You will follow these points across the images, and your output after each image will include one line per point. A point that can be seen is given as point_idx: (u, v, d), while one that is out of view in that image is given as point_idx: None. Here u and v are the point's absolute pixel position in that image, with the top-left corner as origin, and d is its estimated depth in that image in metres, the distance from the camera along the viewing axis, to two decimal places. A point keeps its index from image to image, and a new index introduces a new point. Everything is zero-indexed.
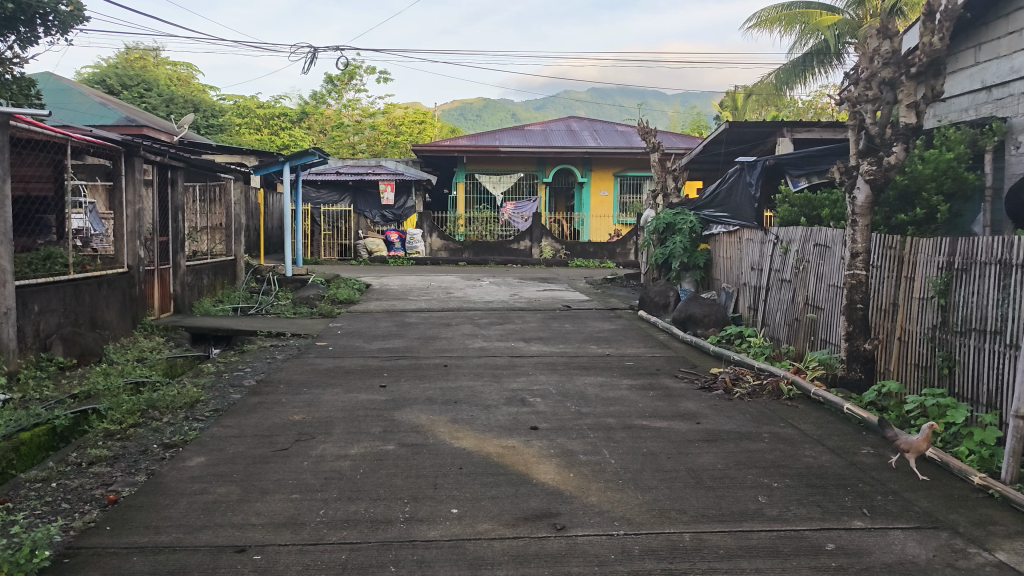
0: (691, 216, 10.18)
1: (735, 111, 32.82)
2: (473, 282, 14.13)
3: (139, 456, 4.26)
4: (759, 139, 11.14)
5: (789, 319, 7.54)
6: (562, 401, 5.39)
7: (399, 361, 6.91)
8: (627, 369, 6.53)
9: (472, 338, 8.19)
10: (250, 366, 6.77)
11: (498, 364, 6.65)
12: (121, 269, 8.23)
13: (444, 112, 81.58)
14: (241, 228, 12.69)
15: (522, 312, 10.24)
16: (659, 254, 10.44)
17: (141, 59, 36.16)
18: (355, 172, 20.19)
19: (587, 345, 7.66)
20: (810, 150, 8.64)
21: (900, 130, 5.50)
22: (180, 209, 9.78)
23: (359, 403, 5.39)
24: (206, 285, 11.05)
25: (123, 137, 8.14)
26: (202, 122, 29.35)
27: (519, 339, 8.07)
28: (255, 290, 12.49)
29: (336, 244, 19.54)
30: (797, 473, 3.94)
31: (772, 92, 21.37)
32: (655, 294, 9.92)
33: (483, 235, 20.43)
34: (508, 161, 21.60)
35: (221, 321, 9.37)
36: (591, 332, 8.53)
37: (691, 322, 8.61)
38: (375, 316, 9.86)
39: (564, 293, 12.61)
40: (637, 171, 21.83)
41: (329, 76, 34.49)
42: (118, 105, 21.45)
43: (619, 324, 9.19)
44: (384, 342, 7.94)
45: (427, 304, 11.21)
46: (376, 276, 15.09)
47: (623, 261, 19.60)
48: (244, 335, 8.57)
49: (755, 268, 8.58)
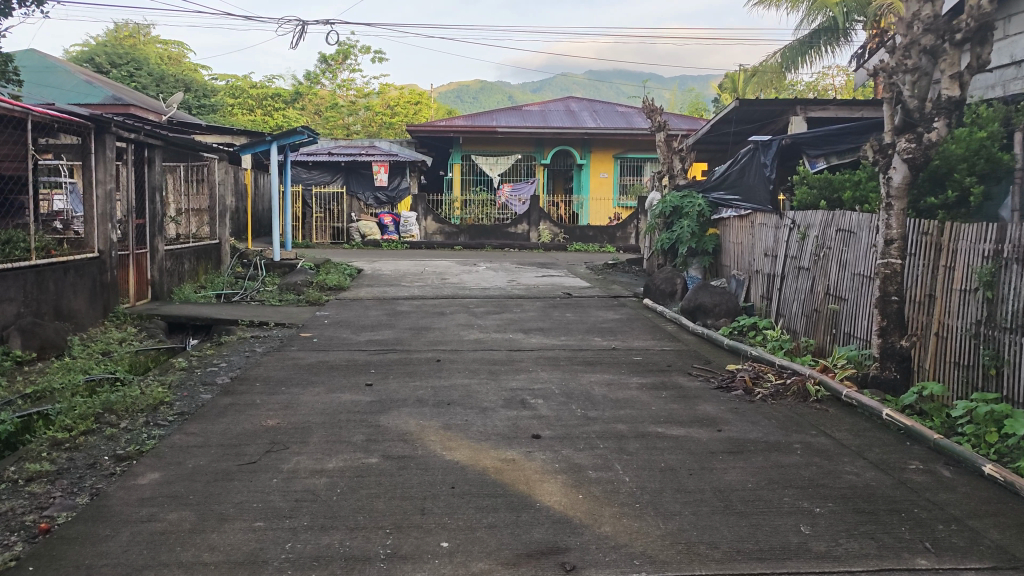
0: (699, 199, 9.64)
1: (735, 93, 32.20)
2: (469, 268, 13.57)
3: (85, 472, 3.73)
4: (769, 118, 10.57)
5: (807, 310, 7.02)
6: (567, 403, 4.86)
7: (388, 355, 6.37)
8: (635, 364, 6.00)
9: (468, 329, 7.65)
10: (227, 360, 6.22)
11: (496, 360, 6.12)
12: (90, 254, 7.66)
13: (440, 92, 80.65)
14: (225, 210, 12.10)
15: (521, 300, 9.70)
16: (665, 239, 9.88)
17: (130, 36, 35.32)
18: (348, 153, 19.46)
19: (590, 338, 7.13)
20: (828, 129, 8.05)
21: (942, 103, 5.03)
22: (158, 189, 9.19)
23: (342, 406, 4.86)
24: (188, 270, 10.49)
25: (91, 111, 7.53)
26: (193, 101, 28.69)
27: (518, 330, 7.53)
28: (240, 276, 11.93)
29: (328, 226, 18.94)
30: (839, 496, 3.43)
31: (776, 72, 20.72)
32: (661, 281, 9.38)
33: (478, 218, 19.77)
34: (506, 142, 20.96)
35: (201, 309, 8.82)
36: (595, 322, 8.00)
37: (700, 313, 8.09)
38: (366, 304, 9.31)
39: (564, 279, 12.07)
40: (637, 152, 21.25)
41: (323, 55, 33.72)
42: (104, 82, 20.81)
43: (624, 313, 8.66)
44: (372, 333, 7.40)
45: (421, 290, 10.66)
46: (369, 260, 14.53)
47: (623, 245, 19.06)
48: (224, 324, 8.02)
49: (769, 255, 8.04)
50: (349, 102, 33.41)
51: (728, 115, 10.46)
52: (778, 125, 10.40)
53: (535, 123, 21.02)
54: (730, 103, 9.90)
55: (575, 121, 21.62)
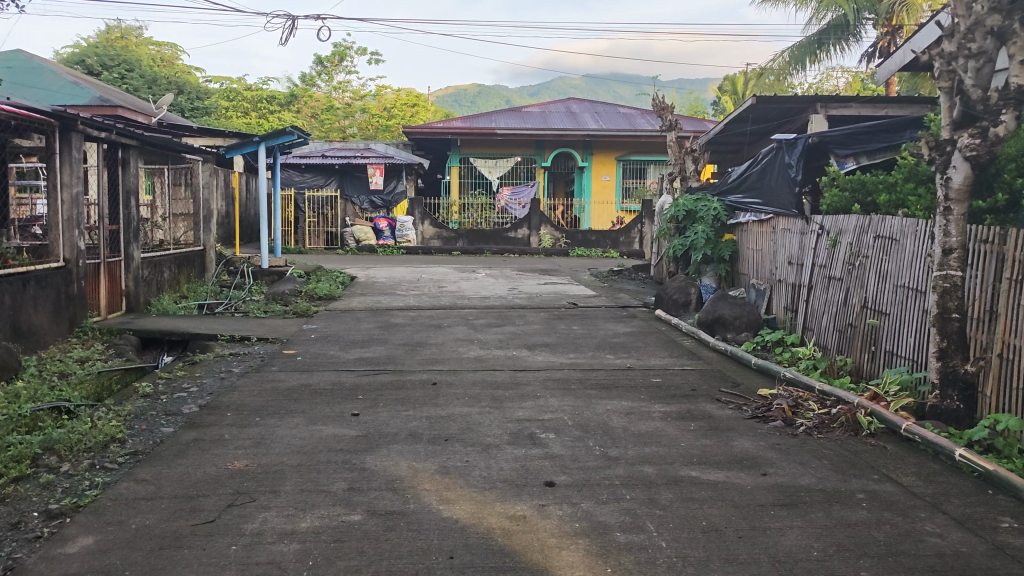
0: (714, 203, 9.02)
1: (735, 97, 31.64)
2: (468, 275, 12.91)
3: (5, 534, 3.08)
4: (787, 117, 9.94)
5: (840, 325, 6.39)
6: (582, 439, 4.21)
7: (380, 377, 5.73)
8: (656, 389, 5.35)
9: (467, 345, 7.00)
10: (198, 383, 5.55)
11: (499, 383, 5.48)
12: (52, 264, 6.99)
13: (437, 96, 79.99)
14: (211, 214, 11.43)
15: (523, 311, 9.05)
16: (677, 245, 9.24)
17: (121, 38, 34.59)
18: (343, 156, 19.03)
19: (603, 356, 6.48)
20: (858, 126, 7.46)
21: (1010, 92, 4.33)
22: (133, 193, 8.52)
23: (323, 442, 4.20)
24: (168, 281, 9.79)
25: (54, 108, 6.87)
26: (186, 104, 28.03)
27: (522, 347, 6.88)
28: (226, 284, 11.27)
29: (322, 231, 18.19)
30: (928, 568, 2.78)
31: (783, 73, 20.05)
32: (674, 291, 8.76)
33: (478, 223, 19.11)
34: (505, 144, 20.35)
35: (177, 322, 8.15)
36: (606, 337, 7.36)
37: (719, 326, 7.47)
38: (358, 316, 8.66)
39: (568, 287, 11.44)
40: (640, 154, 20.64)
41: (318, 57, 33.11)
42: (92, 84, 20.18)
43: (636, 326, 8.02)
44: (363, 350, 6.74)
45: (417, 300, 10.01)
46: (363, 267, 13.88)
47: (627, 250, 18.40)
48: (202, 340, 7.37)
49: (793, 263, 7.42)
50: (345, 104, 32.75)
51: (743, 114, 9.84)
52: (797, 123, 9.75)
53: (535, 125, 20.40)
54: (746, 100, 9.29)
55: (576, 122, 20.99)
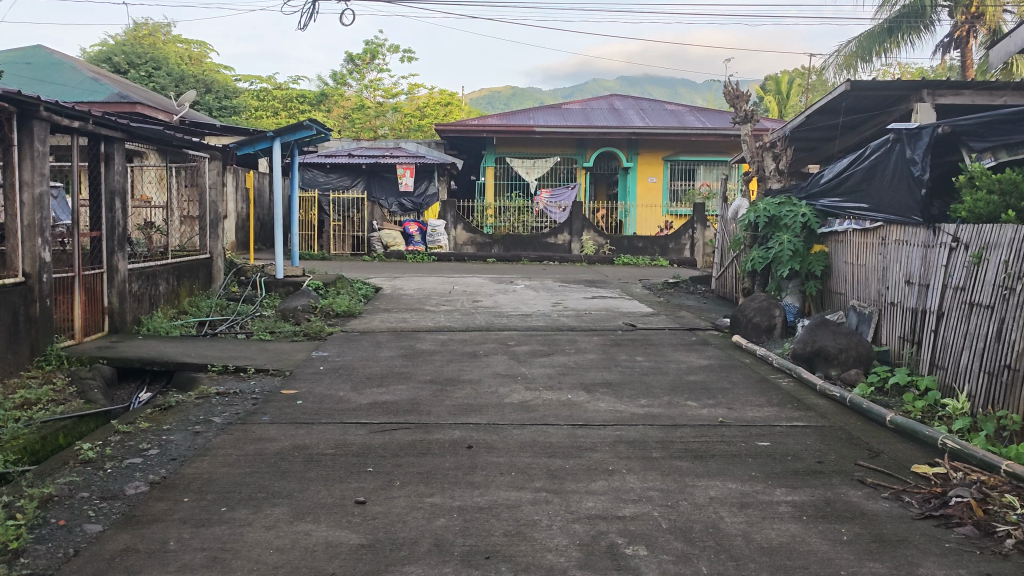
0: (803, 207, 7.58)
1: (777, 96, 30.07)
2: (505, 286, 11.58)
3: None
4: (884, 105, 8.44)
5: (991, 367, 4.93)
6: (688, 560, 2.84)
7: (400, 433, 4.40)
8: (769, 460, 3.95)
9: (509, 383, 5.66)
10: (163, 443, 4.26)
11: (555, 449, 4.12)
12: (9, 280, 5.76)
13: (470, 97, 78.81)
14: (218, 219, 10.23)
15: (573, 334, 7.68)
16: (757, 257, 7.82)
17: (149, 36, 33.86)
18: (370, 155, 17.71)
19: (684, 406, 5.09)
20: (997, 113, 5.98)
21: None
22: (117, 194, 7.37)
23: (308, 555, 2.88)
24: (165, 296, 8.53)
25: (11, 91, 5.62)
26: (214, 103, 27.08)
27: (577, 387, 5.52)
28: (235, 297, 10.05)
29: (348, 236, 17.13)
30: None
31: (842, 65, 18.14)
32: (754, 313, 7.35)
33: (514, 227, 17.65)
34: (545, 143, 18.99)
35: (165, 345, 6.91)
36: (680, 374, 5.97)
37: (821, 361, 6.06)
38: (379, 340, 7.35)
39: (619, 302, 10.06)
40: (690, 154, 19.14)
41: (349, 54, 32.10)
42: (112, 80, 19.18)
43: (713, 357, 6.63)
44: (381, 390, 5.43)
45: (449, 318, 8.68)
46: (389, 276, 12.60)
47: (676, 258, 16.95)
48: (188, 372, 6.11)
49: (914, 283, 5.98)
50: (377, 103, 31.63)
51: (831, 105, 8.39)
52: (896, 113, 8.35)
53: (576, 122, 19.00)
54: (839, 86, 7.84)
55: (621, 120, 19.57)
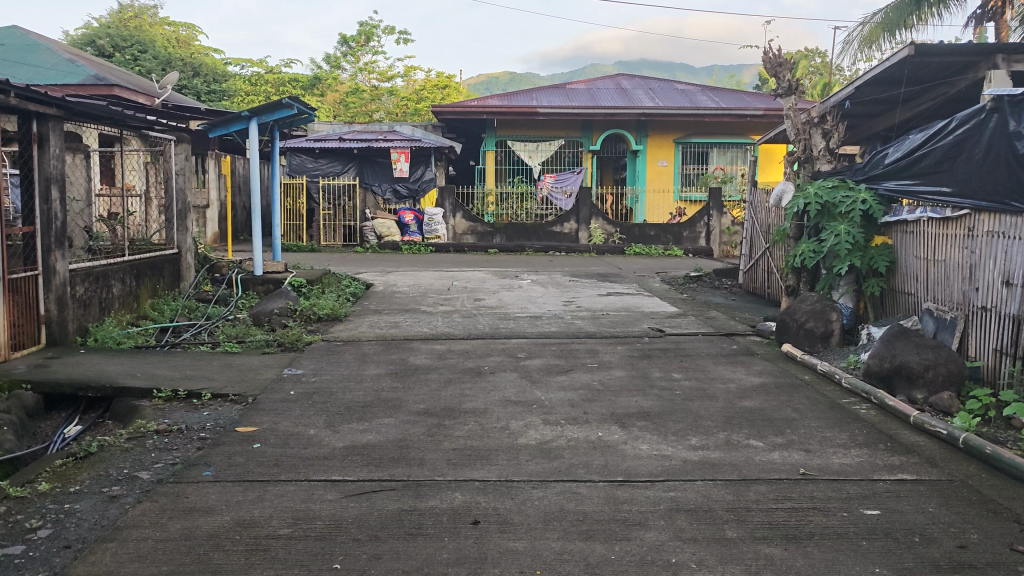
0: (862, 192, 6.43)
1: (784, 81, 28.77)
2: (509, 282, 10.46)
3: None
4: (950, 73, 7.28)
5: None
6: None
7: (383, 500, 3.28)
8: (890, 546, 2.85)
9: (523, 414, 4.54)
10: (61, 518, 3.16)
11: (593, 527, 3.02)
12: None
13: (468, 82, 77.35)
14: (187, 209, 9.08)
15: (593, 342, 6.56)
16: (807, 250, 6.72)
17: (134, 18, 32.45)
18: (362, 139, 16.51)
19: (747, 447, 3.97)
20: None
21: None
22: (53, 183, 6.22)
23: None
24: (119, 299, 7.40)
25: None
26: (203, 87, 25.83)
27: (609, 421, 4.41)
28: (207, 298, 8.91)
29: (339, 226, 16.14)
30: None
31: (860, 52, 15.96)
32: (807, 318, 6.24)
33: (517, 216, 16.50)
34: (549, 125, 17.81)
35: (110, 362, 5.79)
36: (732, 400, 4.85)
37: (902, 381, 4.96)
38: (365, 352, 6.23)
39: (639, 300, 8.96)
40: (702, 136, 17.93)
41: (343, 36, 30.83)
42: (90, 61, 17.91)
43: (765, 373, 5.52)
44: (362, 427, 4.31)
45: (447, 323, 7.55)
46: (382, 271, 11.49)
47: (691, 247, 15.82)
48: (129, 400, 5.00)
49: (1015, 284, 4.84)
50: (372, 87, 30.35)
51: (888, 75, 7.24)
52: (963, 83, 7.20)
53: (581, 103, 17.83)
54: (900, 50, 6.70)
55: (629, 101, 18.39)
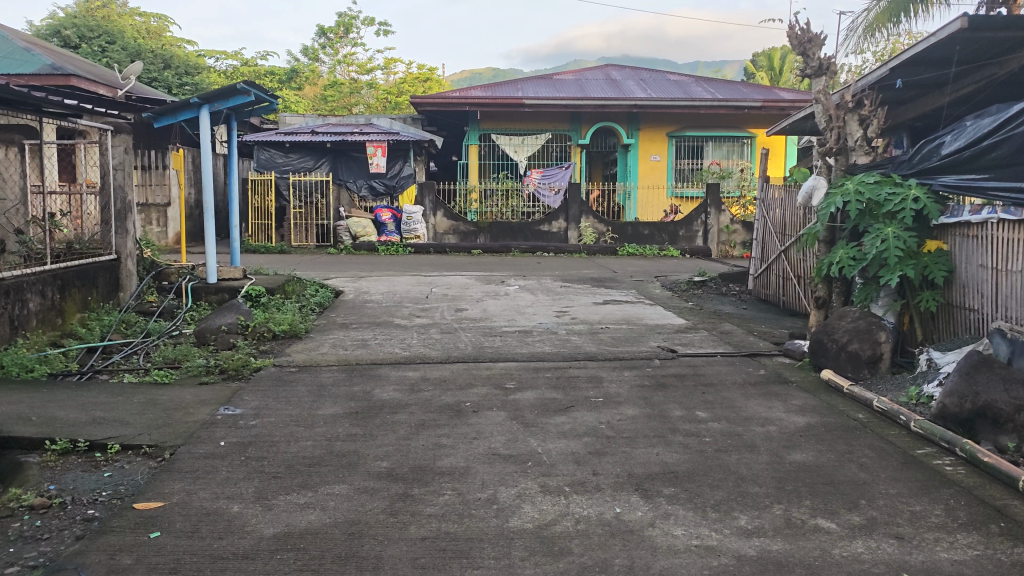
0: (915, 188, 5.41)
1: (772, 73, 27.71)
2: (495, 289, 9.42)
3: None
4: (1001, 51, 6.32)
5: None
6: None
7: None
8: None
9: (517, 477, 3.50)
10: None
11: None
12: None
13: (453, 78, 76.01)
14: (128, 208, 7.93)
15: (595, 367, 5.52)
16: (845, 258, 5.70)
17: (102, 8, 31.01)
18: (336, 132, 15.39)
19: (819, 531, 2.96)
20: None
21: None
22: None
23: None
24: (37, 316, 6.30)
25: None
26: (173, 79, 24.53)
27: (628, 488, 3.38)
28: (149, 310, 7.82)
29: (312, 225, 15.01)
30: None
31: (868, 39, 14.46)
32: (851, 339, 5.24)
33: (502, 214, 15.43)
34: (535, 117, 16.77)
35: (5, 400, 4.68)
36: (779, 451, 3.84)
37: (987, 426, 3.97)
38: (322, 383, 5.17)
39: (642, 310, 7.95)
40: (697, 129, 16.97)
41: (320, 27, 29.49)
42: (46, 49, 16.64)
43: (809, 410, 4.51)
44: (303, 499, 3.26)
45: (424, 340, 6.49)
46: (354, 276, 10.41)
47: (687, 247, 14.85)
48: (11, 455, 3.90)
49: None
50: (351, 80, 29.08)
51: (930, 54, 6.27)
52: (1015, 62, 6.22)
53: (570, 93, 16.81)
54: (953, 22, 5.72)
55: (620, 91, 17.40)
